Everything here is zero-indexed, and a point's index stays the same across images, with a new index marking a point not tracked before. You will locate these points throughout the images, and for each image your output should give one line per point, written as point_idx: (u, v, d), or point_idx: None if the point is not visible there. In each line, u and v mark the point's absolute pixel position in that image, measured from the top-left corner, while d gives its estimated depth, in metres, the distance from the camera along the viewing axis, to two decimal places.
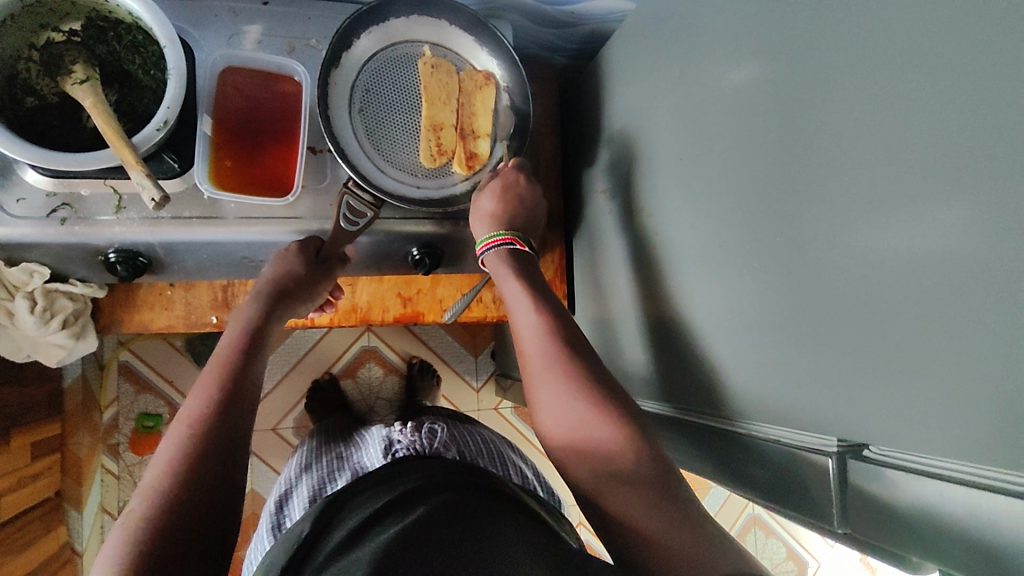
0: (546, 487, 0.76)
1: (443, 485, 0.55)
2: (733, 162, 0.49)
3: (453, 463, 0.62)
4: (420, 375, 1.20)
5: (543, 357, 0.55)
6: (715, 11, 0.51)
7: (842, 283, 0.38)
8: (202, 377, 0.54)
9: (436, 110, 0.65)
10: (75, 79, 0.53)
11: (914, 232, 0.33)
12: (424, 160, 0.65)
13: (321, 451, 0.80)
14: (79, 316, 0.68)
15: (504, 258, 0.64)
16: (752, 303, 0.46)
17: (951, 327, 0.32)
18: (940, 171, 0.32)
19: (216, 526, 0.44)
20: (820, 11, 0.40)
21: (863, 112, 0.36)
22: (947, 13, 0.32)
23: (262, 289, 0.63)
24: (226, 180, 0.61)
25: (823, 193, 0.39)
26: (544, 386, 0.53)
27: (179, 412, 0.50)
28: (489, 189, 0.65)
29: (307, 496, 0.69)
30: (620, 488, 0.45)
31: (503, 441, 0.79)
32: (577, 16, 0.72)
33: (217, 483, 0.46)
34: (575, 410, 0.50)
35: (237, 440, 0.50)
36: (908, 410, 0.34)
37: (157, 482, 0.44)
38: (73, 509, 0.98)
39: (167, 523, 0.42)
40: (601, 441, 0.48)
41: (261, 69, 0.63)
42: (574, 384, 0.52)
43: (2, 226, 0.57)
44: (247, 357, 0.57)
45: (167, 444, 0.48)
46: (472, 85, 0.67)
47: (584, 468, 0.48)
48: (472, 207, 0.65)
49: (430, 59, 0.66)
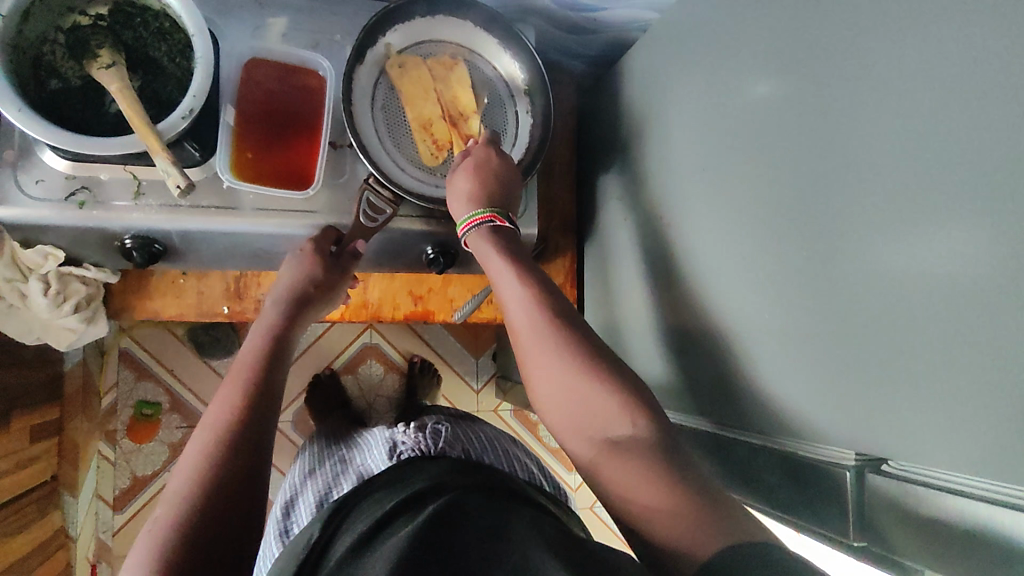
0: (552, 481, 0.76)
1: (451, 485, 0.55)
2: (755, 176, 0.49)
3: (460, 462, 0.62)
4: (420, 374, 1.20)
5: (533, 335, 0.53)
6: (741, 25, 0.52)
7: (866, 300, 0.38)
8: (226, 385, 0.54)
9: (418, 108, 0.65)
10: (100, 63, 0.53)
11: (942, 252, 0.34)
12: (426, 160, 0.66)
13: (324, 454, 0.80)
14: (91, 300, 0.68)
15: (487, 237, 0.60)
16: (771, 316, 0.47)
17: (973, 348, 0.32)
18: (968, 194, 0.33)
19: (237, 537, 0.44)
20: (849, 32, 0.41)
21: (893, 133, 0.37)
22: (980, 41, 0.33)
23: (280, 294, 0.63)
24: (244, 170, 0.61)
25: (847, 210, 0.40)
26: (538, 365, 0.52)
27: (204, 417, 0.52)
28: (461, 168, 0.63)
29: (312, 502, 0.69)
30: (619, 459, 0.45)
31: (508, 439, 0.80)
32: (599, 23, 0.73)
33: (242, 486, 0.47)
34: (573, 389, 0.50)
35: (260, 447, 0.50)
36: (927, 427, 0.35)
37: (182, 493, 0.45)
38: (69, 494, 0.97)
39: (192, 527, 0.43)
40: (604, 419, 0.47)
41: (284, 61, 0.63)
42: (568, 357, 0.51)
43: (21, 207, 0.56)
44: (270, 364, 0.57)
45: (192, 450, 0.49)
46: (443, 70, 0.67)
47: (588, 449, 0.48)
48: (448, 188, 0.63)
49: (395, 59, 0.65)
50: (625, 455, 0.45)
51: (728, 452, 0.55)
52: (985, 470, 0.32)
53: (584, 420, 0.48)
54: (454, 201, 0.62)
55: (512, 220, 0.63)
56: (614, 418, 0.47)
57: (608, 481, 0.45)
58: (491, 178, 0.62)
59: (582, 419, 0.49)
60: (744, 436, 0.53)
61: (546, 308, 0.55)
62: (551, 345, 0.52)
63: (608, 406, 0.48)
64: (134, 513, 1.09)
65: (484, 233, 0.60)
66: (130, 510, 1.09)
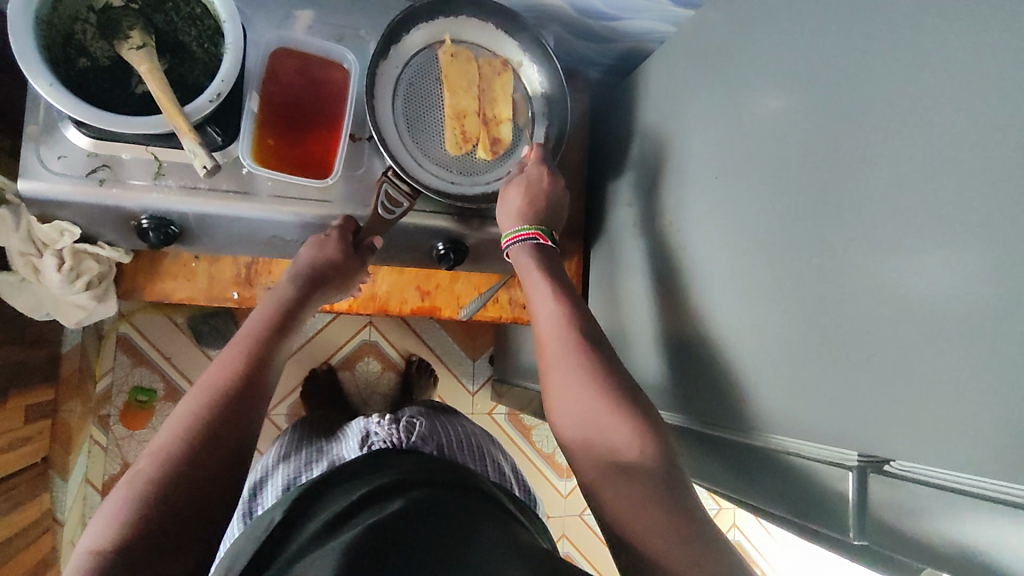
0: (521, 485, 0.77)
1: (420, 482, 0.55)
2: (761, 186, 0.51)
3: (433, 459, 0.62)
4: (417, 374, 1.21)
5: (557, 352, 0.55)
6: (756, 40, 0.53)
7: (868, 311, 0.40)
8: (228, 349, 0.56)
9: (458, 98, 0.67)
10: (132, 44, 0.54)
11: (944, 264, 0.35)
12: (450, 149, 0.67)
13: (301, 443, 0.80)
14: (104, 279, 0.67)
15: (529, 251, 0.64)
16: (773, 320, 0.48)
17: (968, 353, 0.34)
18: (969, 210, 0.34)
19: (215, 501, 0.45)
20: (860, 52, 0.43)
21: (901, 144, 0.39)
22: (988, 61, 0.34)
23: (298, 269, 0.64)
24: (267, 158, 0.62)
25: (854, 223, 0.41)
26: (555, 371, 0.55)
27: (201, 375, 0.53)
28: (515, 185, 0.65)
29: (280, 485, 0.70)
30: (626, 485, 0.46)
31: (485, 436, 0.81)
32: (618, 32, 0.75)
33: (227, 459, 0.47)
34: (590, 406, 0.51)
35: (251, 419, 0.51)
36: (919, 428, 0.36)
37: (172, 445, 0.46)
38: (59, 477, 0.96)
39: (168, 487, 0.43)
40: (614, 438, 0.49)
41: (310, 52, 0.64)
42: (587, 374, 0.53)
43: (42, 181, 0.57)
44: (275, 337, 0.59)
45: (186, 402, 0.50)
46: (492, 71, 0.69)
47: (593, 469, 0.49)
48: (499, 202, 0.65)
49: (450, 48, 0.67)
50: (630, 481, 0.46)
51: (724, 455, 0.56)
52: (975, 468, 0.34)
53: (594, 434, 0.50)
54: (501, 213, 0.65)
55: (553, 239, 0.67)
56: (625, 439, 0.48)
57: (604, 497, 0.47)
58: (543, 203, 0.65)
59: (591, 440, 0.50)
60: (733, 435, 0.53)
61: (573, 329, 0.57)
62: (572, 361, 0.54)
63: (621, 429, 0.49)
64: None
65: (527, 249, 0.64)
66: None
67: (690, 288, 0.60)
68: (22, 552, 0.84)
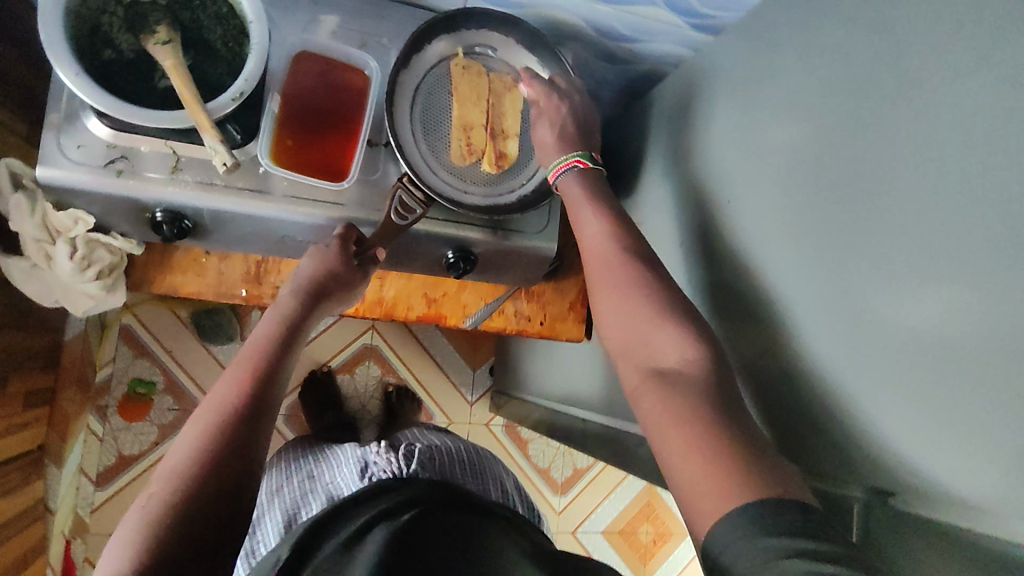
0: (526, 502, 0.78)
1: (426, 499, 0.58)
2: (778, 214, 0.51)
3: (436, 482, 0.63)
4: (397, 402, 1.19)
5: (605, 276, 0.56)
6: (775, 70, 0.54)
7: (884, 342, 0.40)
8: (234, 366, 0.56)
9: (466, 110, 0.68)
10: (157, 39, 0.55)
11: (962, 301, 0.36)
12: (455, 160, 0.67)
13: (289, 467, 0.79)
14: (114, 270, 0.67)
15: (576, 179, 0.63)
16: (787, 345, 0.49)
17: (985, 391, 0.34)
18: (985, 248, 0.35)
19: (227, 526, 0.46)
20: (880, 87, 0.43)
21: (921, 180, 0.39)
22: (1007, 98, 0.35)
23: (299, 283, 0.63)
24: (284, 157, 0.62)
25: (874, 254, 0.42)
26: (604, 286, 0.55)
27: (210, 393, 0.53)
28: (542, 122, 0.66)
29: (279, 523, 0.70)
30: (660, 391, 0.45)
31: (488, 455, 0.81)
32: (636, 54, 0.76)
33: (238, 482, 0.48)
34: (637, 314, 0.51)
35: (262, 436, 0.52)
36: (935, 461, 0.37)
37: (182, 469, 0.46)
38: (53, 465, 0.95)
39: (182, 513, 0.44)
40: (661, 343, 0.48)
41: (333, 57, 0.65)
42: (636, 289, 0.53)
43: (60, 169, 0.58)
44: (281, 351, 0.59)
45: (195, 423, 0.50)
46: (502, 86, 0.70)
47: (635, 375, 0.49)
48: (538, 142, 0.68)
49: (462, 60, 0.68)
50: (667, 384, 0.45)
51: None
52: (987, 497, 0.34)
53: (640, 340, 0.50)
54: (542, 152, 0.67)
55: (600, 160, 0.66)
56: (673, 344, 0.48)
57: (641, 399, 0.47)
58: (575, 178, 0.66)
59: (639, 347, 0.50)
60: None
61: (622, 249, 0.56)
62: (620, 274, 0.54)
63: (667, 333, 0.49)
64: (113, 495, 1.08)
65: (573, 177, 0.63)
66: (109, 491, 1.07)
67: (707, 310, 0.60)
68: (12, 538, 0.84)
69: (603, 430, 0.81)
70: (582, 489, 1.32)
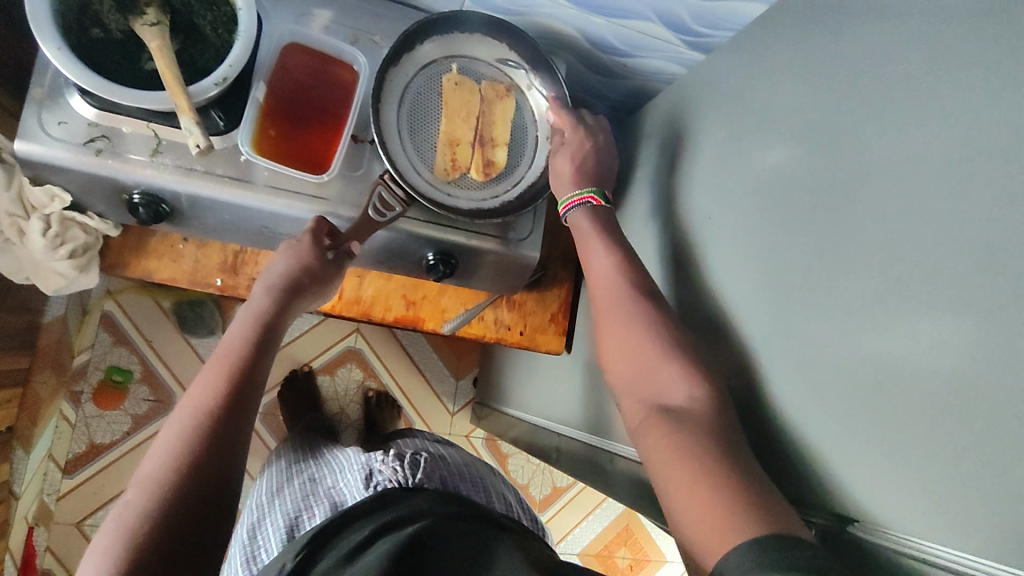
0: (529, 515, 0.75)
1: (429, 512, 0.54)
2: (762, 232, 0.51)
3: (441, 494, 0.59)
4: (378, 409, 1.18)
5: (610, 312, 0.55)
6: (764, 89, 0.54)
7: (861, 364, 0.39)
8: (211, 364, 0.55)
9: (454, 125, 0.68)
10: (146, 20, 0.54)
11: (937, 322, 0.35)
12: (439, 174, 0.67)
13: (291, 472, 0.75)
14: (88, 250, 0.67)
15: (588, 215, 0.62)
16: (759, 361, 0.49)
17: (958, 415, 0.33)
18: (961, 270, 0.34)
19: (204, 537, 0.46)
20: (865, 107, 0.43)
21: (901, 201, 0.39)
22: (981, 118, 0.35)
23: (273, 283, 0.61)
24: (267, 148, 0.62)
25: (853, 273, 0.41)
26: (609, 320, 0.54)
27: (188, 395, 0.53)
28: (563, 153, 0.66)
29: (281, 528, 0.64)
30: (660, 429, 0.45)
31: (485, 467, 0.77)
32: (629, 69, 0.76)
33: (215, 491, 0.47)
34: (641, 348, 0.51)
35: (238, 441, 0.51)
36: (906, 488, 0.36)
37: (160, 479, 0.46)
38: (21, 449, 0.94)
39: (157, 527, 0.44)
40: (665, 380, 0.48)
41: (321, 50, 0.65)
42: (640, 322, 0.52)
43: (39, 144, 0.57)
44: (262, 348, 0.58)
45: (172, 429, 0.50)
46: (494, 94, 0.70)
47: (641, 412, 0.48)
48: (551, 171, 0.67)
49: (455, 76, 0.68)
50: (672, 420, 0.45)
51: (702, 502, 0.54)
52: (954, 527, 0.33)
53: (644, 375, 0.50)
54: (556, 180, 0.66)
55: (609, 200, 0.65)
56: (676, 382, 0.47)
57: (643, 438, 0.46)
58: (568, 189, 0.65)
59: (643, 383, 0.49)
60: None
61: (625, 283, 0.56)
62: (626, 307, 0.54)
63: (671, 372, 0.48)
64: (85, 480, 1.06)
65: (586, 213, 0.62)
66: (80, 477, 1.05)
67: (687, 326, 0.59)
68: None
69: (578, 444, 0.79)
70: (560, 508, 1.30)
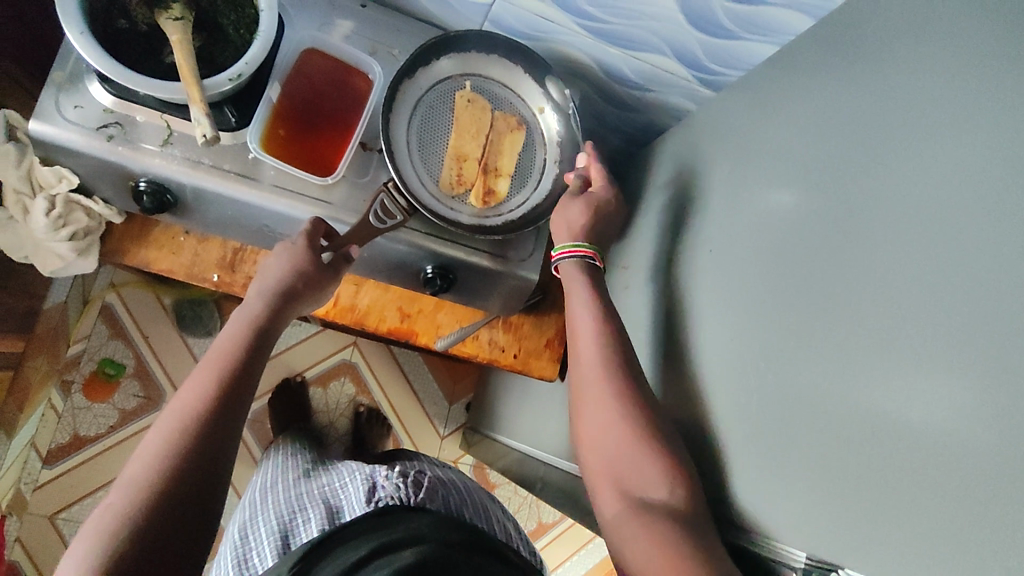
0: (528, 547, 0.67)
1: (429, 538, 0.49)
2: (764, 266, 0.50)
3: (443, 517, 0.53)
4: (367, 425, 1.15)
5: (588, 383, 0.55)
6: (773, 126, 0.54)
7: (855, 403, 0.38)
8: (203, 366, 0.54)
9: (463, 141, 0.69)
10: (170, 15, 0.56)
11: (932, 363, 0.34)
12: (443, 186, 0.67)
13: (291, 475, 0.71)
14: (89, 234, 0.67)
15: (581, 267, 0.62)
16: (752, 397, 0.47)
17: (949, 460, 0.32)
18: (957, 311, 0.33)
19: (192, 535, 0.45)
20: (870, 146, 0.43)
21: (900, 240, 0.38)
22: (981, 161, 0.34)
23: (267, 288, 0.60)
24: (276, 147, 0.63)
25: (850, 311, 0.40)
26: (585, 394, 0.55)
27: (177, 397, 0.52)
28: (580, 201, 0.66)
29: (275, 529, 0.58)
30: (633, 528, 0.46)
31: (485, 493, 0.71)
32: (643, 103, 0.76)
33: (201, 490, 0.47)
34: (615, 432, 0.51)
35: (227, 443, 0.51)
36: (893, 536, 0.34)
37: (145, 480, 0.46)
38: (4, 434, 0.92)
39: (142, 527, 0.43)
40: (638, 468, 0.49)
41: (342, 58, 0.66)
42: (614, 401, 0.52)
43: (54, 125, 0.58)
44: (255, 350, 0.57)
45: (159, 431, 0.49)
46: (505, 126, 0.70)
47: (614, 506, 0.49)
48: (561, 213, 0.65)
49: (468, 94, 0.70)
50: (645, 515, 0.46)
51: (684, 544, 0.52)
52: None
53: (615, 462, 0.50)
54: (562, 224, 0.65)
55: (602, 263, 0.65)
56: (650, 478, 0.48)
57: (615, 539, 0.47)
58: (575, 218, 0.65)
59: (616, 470, 0.50)
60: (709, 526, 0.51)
61: (603, 352, 0.56)
62: (602, 380, 0.54)
63: (646, 465, 0.49)
64: (63, 473, 1.04)
65: (577, 266, 0.62)
66: (59, 469, 1.04)
67: (682, 359, 0.58)
68: None
69: (564, 476, 0.77)
70: (543, 546, 1.26)
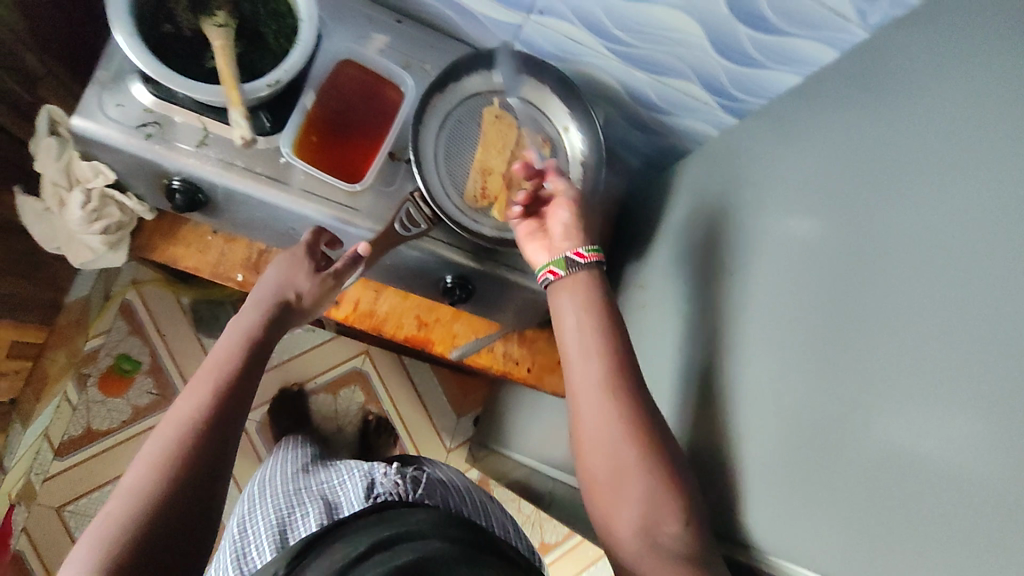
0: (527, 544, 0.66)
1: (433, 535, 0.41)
2: (786, 289, 0.50)
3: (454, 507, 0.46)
4: (375, 433, 1.15)
5: (587, 408, 0.55)
6: (796, 153, 0.55)
7: (881, 426, 0.39)
8: (201, 373, 0.54)
9: (488, 155, 0.71)
10: (215, 22, 0.58)
11: (956, 388, 0.34)
12: (468, 198, 0.68)
13: (291, 468, 0.71)
14: (122, 229, 0.69)
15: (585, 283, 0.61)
16: (775, 419, 0.48)
17: (973, 483, 0.32)
18: (981, 337, 0.34)
19: (195, 538, 0.45)
20: (894, 173, 0.43)
21: (924, 266, 0.39)
22: (1002, 191, 0.35)
23: (268, 298, 0.61)
24: (308, 153, 0.65)
25: (872, 335, 0.41)
26: (585, 419, 0.55)
27: (174, 405, 0.52)
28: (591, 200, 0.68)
29: (271, 525, 0.59)
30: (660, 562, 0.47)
31: (483, 492, 0.70)
32: (666, 127, 0.78)
33: (203, 495, 0.47)
34: (616, 459, 0.51)
35: (226, 448, 0.51)
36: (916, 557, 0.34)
37: (144, 487, 0.45)
38: (20, 423, 0.93)
39: (144, 532, 0.43)
40: (643, 493, 0.50)
41: (375, 70, 0.69)
42: (613, 428, 0.53)
43: (95, 122, 0.60)
44: (254, 357, 0.57)
45: (156, 438, 0.49)
46: (530, 142, 0.72)
47: (628, 537, 0.49)
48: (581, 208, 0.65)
49: (496, 110, 0.72)
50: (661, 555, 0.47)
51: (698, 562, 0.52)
52: None
53: (616, 486, 0.51)
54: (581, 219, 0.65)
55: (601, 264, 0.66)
56: (660, 509, 0.49)
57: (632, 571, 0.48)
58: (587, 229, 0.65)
59: (620, 497, 0.51)
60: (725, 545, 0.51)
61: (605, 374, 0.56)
62: (600, 405, 0.54)
63: (657, 497, 0.49)
64: (74, 465, 1.05)
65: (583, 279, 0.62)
66: (70, 461, 1.05)
67: (700, 379, 0.59)
68: None
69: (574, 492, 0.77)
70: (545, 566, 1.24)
